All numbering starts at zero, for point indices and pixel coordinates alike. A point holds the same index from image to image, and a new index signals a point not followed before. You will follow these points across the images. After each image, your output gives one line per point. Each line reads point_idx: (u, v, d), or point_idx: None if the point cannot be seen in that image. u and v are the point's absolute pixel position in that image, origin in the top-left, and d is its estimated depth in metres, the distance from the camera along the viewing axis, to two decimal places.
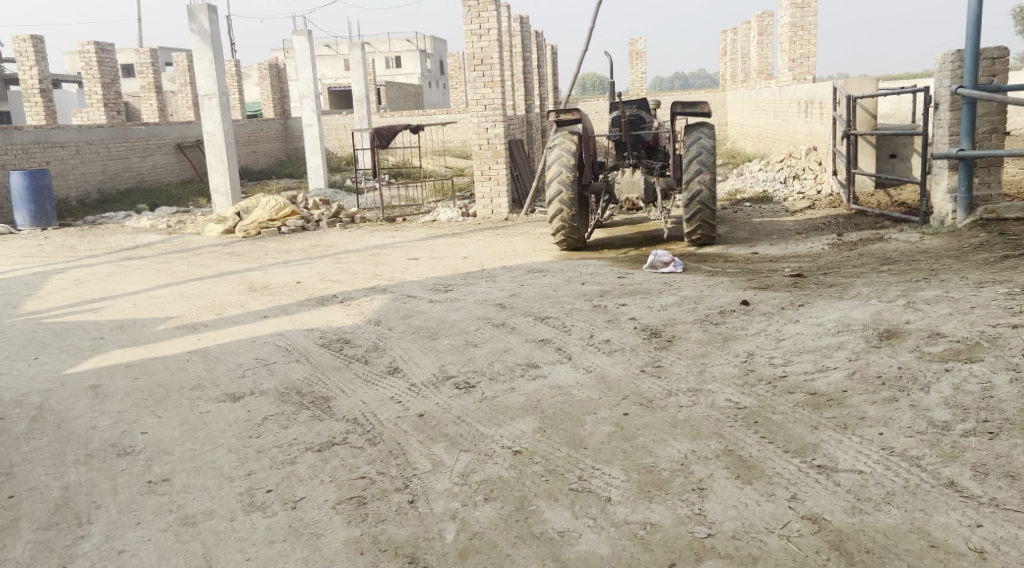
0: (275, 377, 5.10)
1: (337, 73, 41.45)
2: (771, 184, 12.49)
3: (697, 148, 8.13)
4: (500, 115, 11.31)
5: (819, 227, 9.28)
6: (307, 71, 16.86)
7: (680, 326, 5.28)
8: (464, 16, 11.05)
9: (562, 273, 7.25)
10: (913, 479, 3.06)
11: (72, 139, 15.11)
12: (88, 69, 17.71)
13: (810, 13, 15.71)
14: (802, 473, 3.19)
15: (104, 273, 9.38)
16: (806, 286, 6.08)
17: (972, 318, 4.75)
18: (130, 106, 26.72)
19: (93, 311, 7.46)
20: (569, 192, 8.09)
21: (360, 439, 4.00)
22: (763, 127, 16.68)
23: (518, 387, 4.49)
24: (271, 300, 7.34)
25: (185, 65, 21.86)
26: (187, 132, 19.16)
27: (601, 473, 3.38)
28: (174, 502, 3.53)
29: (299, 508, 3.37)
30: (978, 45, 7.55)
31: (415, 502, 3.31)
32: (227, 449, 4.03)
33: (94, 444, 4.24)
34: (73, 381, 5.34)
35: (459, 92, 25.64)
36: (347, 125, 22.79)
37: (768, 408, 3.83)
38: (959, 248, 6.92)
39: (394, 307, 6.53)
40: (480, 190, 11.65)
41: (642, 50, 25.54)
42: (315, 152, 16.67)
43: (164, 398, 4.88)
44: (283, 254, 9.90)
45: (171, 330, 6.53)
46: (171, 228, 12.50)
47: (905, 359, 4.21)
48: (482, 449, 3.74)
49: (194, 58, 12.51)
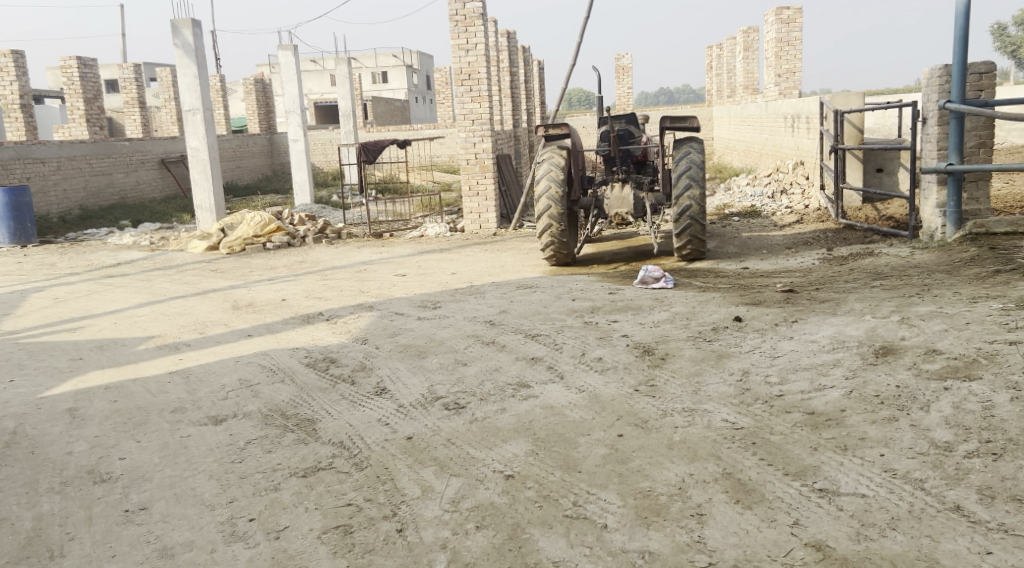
0: (259, 399, 4.97)
1: (323, 88, 41.42)
2: (759, 198, 12.47)
3: (686, 163, 8.07)
4: (487, 130, 11.24)
5: (808, 242, 9.24)
6: (293, 85, 16.75)
7: (673, 343, 5.19)
8: (452, 31, 11.00)
9: (552, 289, 7.17)
10: (918, 503, 2.97)
11: (53, 155, 14.95)
12: (70, 84, 17.55)
13: (796, 28, 15.76)
14: (803, 497, 3.10)
15: (85, 291, 9.22)
16: (798, 302, 6.01)
17: (968, 334, 4.68)
18: (114, 122, 26.57)
19: (72, 331, 7.30)
20: (558, 207, 8.02)
21: (346, 464, 3.88)
22: (750, 141, 16.69)
23: (509, 408, 4.38)
24: (256, 318, 7.21)
25: (170, 81, 21.72)
26: (171, 148, 19.03)
27: (596, 498, 3.28)
28: (152, 533, 3.40)
29: (282, 538, 3.25)
30: (965, 60, 7.53)
31: (403, 531, 3.20)
32: (208, 475, 3.90)
33: (70, 471, 4.10)
34: (49, 404, 5.19)
35: (446, 107, 25.60)
36: (334, 140, 22.68)
37: (766, 429, 3.74)
38: (950, 262, 6.88)
39: (381, 325, 6.41)
40: (469, 205, 11.58)
41: (628, 65, 25.59)
42: (301, 167, 16.55)
43: (143, 421, 4.74)
44: (268, 271, 9.78)
45: (152, 350, 6.38)
46: (154, 244, 12.34)
47: (903, 377, 4.14)
48: (473, 473, 3.63)
49: (178, 72, 12.41)
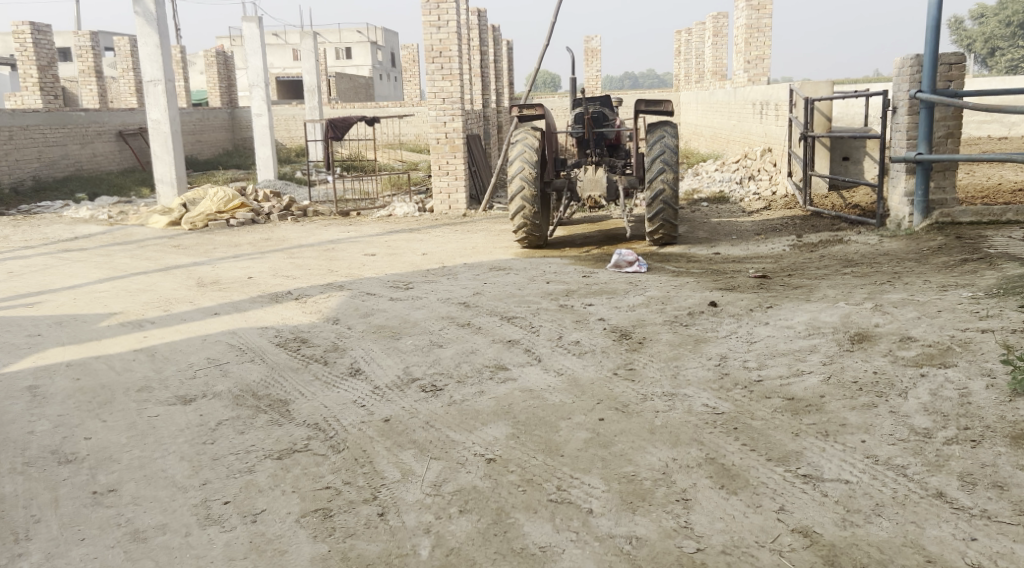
0: (229, 378, 4.86)
1: (286, 63, 40.78)
2: (727, 184, 12.54)
3: (660, 147, 8.06)
4: (458, 109, 11.10)
5: (777, 228, 9.32)
6: (257, 58, 16.39)
7: (649, 327, 5.18)
8: (423, 7, 10.83)
9: (525, 271, 7.12)
10: (902, 489, 2.99)
11: (6, 123, 14.47)
12: (23, 51, 16.98)
13: (766, 15, 15.84)
14: (788, 483, 3.10)
15: (40, 265, 8.94)
16: (772, 288, 6.04)
17: (941, 322, 4.73)
18: (69, 92, 25.87)
19: (29, 306, 7.08)
20: (531, 188, 7.96)
21: (322, 447, 3.80)
22: (717, 127, 16.78)
23: (487, 391, 4.33)
24: (222, 295, 7.06)
25: (128, 50, 21.14)
26: (130, 120, 18.55)
27: (580, 483, 3.25)
28: (123, 515, 3.29)
29: (260, 521, 3.17)
30: (936, 50, 7.61)
31: (385, 515, 3.14)
32: (179, 457, 3.80)
33: (33, 451, 3.96)
34: (8, 381, 5.02)
35: (413, 85, 25.31)
36: (298, 116, 22.31)
37: (747, 414, 3.74)
38: (919, 251, 6.97)
39: (352, 305, 6.31)
40: (438, 185, 11.45)
41: (597, 48, 25.51)
42: (265, 143, 16.24)
43: (109, 400, 4.60)
44: (232, 248, 9.58)
45: (114, 327, 6.20)
46: (113, 219, 12.02)
47: (879, 364, 4.17)
48: (454, 456, 3.58)
49: (139, 41, 12.07)
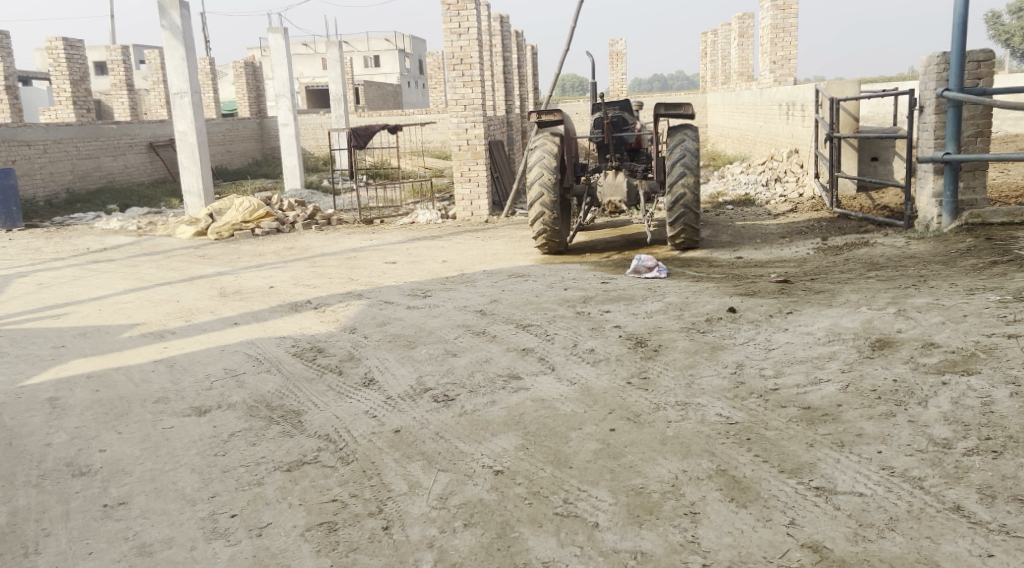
0: (245, 389, 4.87)
1: (315, 72, 41.14)
2: (753, 187, 12.39)
3: (680, 150, 7.98)
4: (479, 115, 11.10)
5: (802, 231, 9.17)
6: (283, 69, 16.53)
7: (666, 334, 5.11)
8: (443, 15, 10.86)
9: (544, 278, 7.07)
10: (917, 503, 2.90)
11: (39, 137, 14.74)
12: (56, 66, 17.28)
13: (791, 14, 15.65)
14: (799, 496, 3.03)
15: (69, 277, 9.07)
16: (793, 292, 5.94)
17: (966, 327, 4.61)
18: (103, 105, 26.35)
19: (56, 318, 7.17)
20: (551, 195, 7.93)
21: (332, 458, 3.79)
22: (744, 129, 16.61)
23: (499, 400, 4.30)
24: (243, 306, 7.10)
25: (158, 63, 21.45)
26: (160, 131, 18.80)
27: (587, 496, 3.20)
28: (131, 529, 3.30)
29: (265, 535, 3.17)
30: (964, 48, 7.44)
31: (389, 529, 3.12)
32: (190, 469, 3.81)
33: (48, 464, 4.00)
34: (29, 393, 5.08)
35: (439, 92, 25.40)
36: (325, 124, 22.49)
37: (761, 424, 3.66)
38: (947, 253, 6.81)
39: (369, 314, 6.31)
40: (460, 191, 11.46)
41: (622, 51, 25.42)
42: (291, 152, 16.37)
43: (125, 412, 4.63)
44: (256, 257, 9.66)
45: (136, 338, 6.26)
46: (141, 229, 12.18)
47: (900, 371, 4.06)
48: (462, 468, 3.54)
49: (166, 55, 12.23)
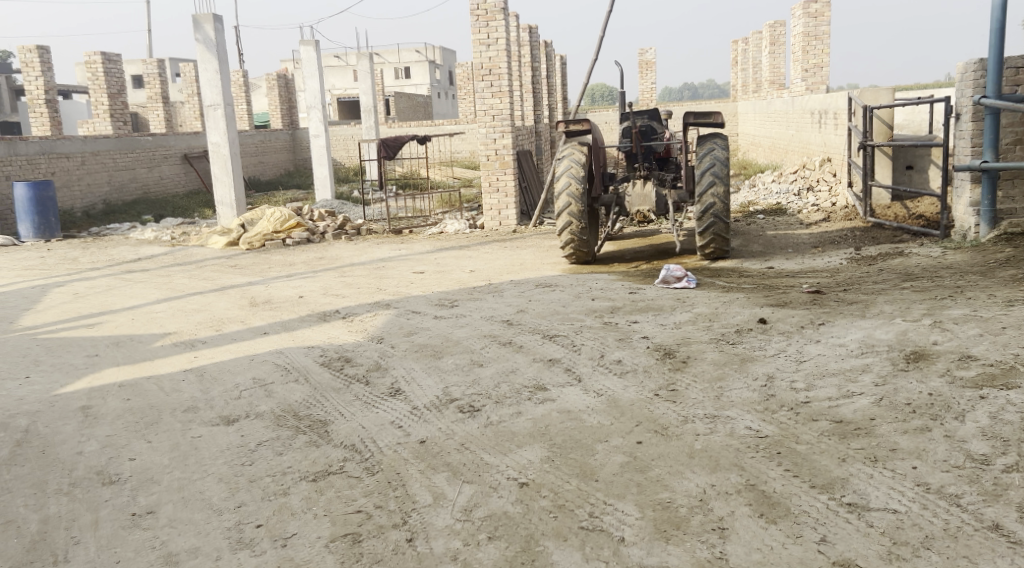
0: (272, 399, 4.89)
1: (347, 83, 41.55)
2: (784, 196, 12.26)
3: (710, 160, 7.92)
4: (508, 126, 11.11)
5: (835, 241, 9.05)
6: (315, 80, 16.69)
7: (695, 345, 5.05)
8: (472, 26, 10.90)
9: (571, 288, 7.04)
10: (954, 521, 2.83)
11: (78, 150, 15.02)
12: (94, 79, 17.60)
13: (824, 22, 15.51)
14: (831, 512, 2.96)
15: (104, 287, 9.21)
16: (826, 303, 5.85)
17: (1004, 339, 4.50)
18: (139, 118, 26.82)
19: (90, 327, 7.27)
20: (578, 204, 7.91)
21: (357, 469, 3.79)
22: (775, 137, 16.46)
23: (525, 411, 4.27)
24: (273, 315, 7.15)
25: (193, 76, 21.76)
26: (194, 143, 19.08)
27: (613, 510, 3.16)
28: (158, 538, 3.32)
29: (290, 546, 3.17)
30: (1001, 54, 7.30)
31: (413, 541, 3.11)
32: (217, 478, 3.82)
33: (79, 472, 4.04)
34: (63, 402, 5.15)
35: (468, 103, 25.51)
36: (355, 135, 22.67)
37: (792, 438, 3.59)
38: (984, 264, 6.67)
39: (397, 324, 6.33)
40: (488, 202, 11.49)
41: (652, 60, 25.35)
42: (322, 163, 16.50)
43: (155, 421, 4.67)
44: (287, 267, 9.73)
45: (168, 347, 6.33)
46: (175, 239, 12.35)
47: (936, 385, 3.96)
48: (487, 480, 3.52)
49: (199, 67, 12.42)
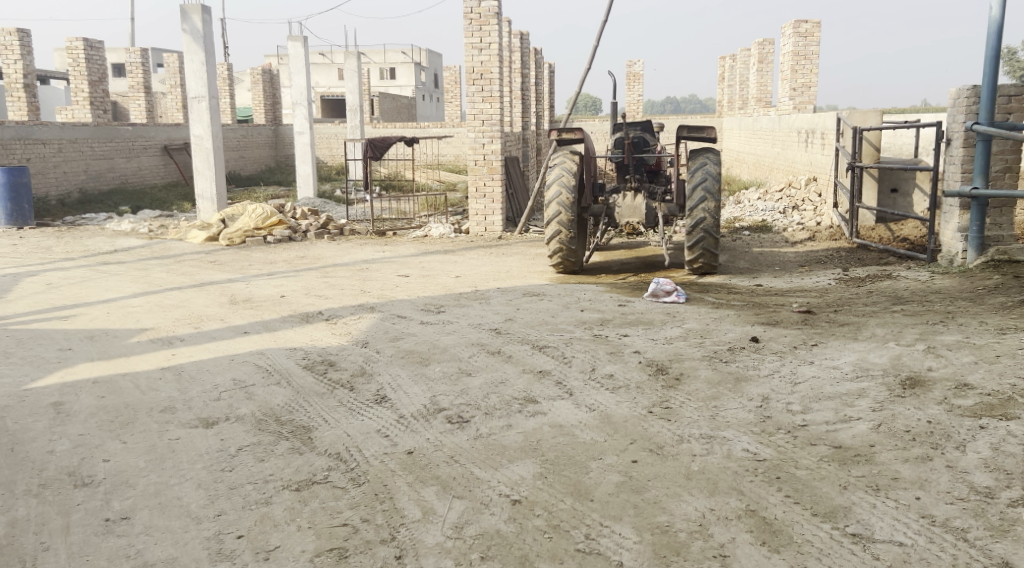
0: (253, 402, 4.74)
1: (331, 82, 41.37)
2: (770, 213, 12.25)
3: (702, 174, 7.86)
4: (497, 131, 11.02)
5: (821, 261, 9.04)
6: (301, 76, 16.49)
7: (687, 362, 4.97)
8: (465, 29, 10.80)
9: (560, 298, 6.95)
10: (962, 557, 2.77)
11: (55, 136, 14.70)
12: (75, 66, 17.27)
13: (813, 42, 15.62)
14: (835, 542, 2.89)
15: (78, 278, 8.97)
16: (817, 324, 5.79)
17: (999, 368, 4.46)
18: (120, 108, 26.49)
19: (63, 319, 7.06)
20: (568, 214, 7.84)
21: (343, 479, 3.65)
22: (760, 154, 16.52)
23: (516, 425, 4.16)
24: (253, 314, 6.98)
25: (176, 67, 21.44)
26: (175, 135, 18.79)
27: (610, 532, 3.06)
28: (133, 547, 3.17)
29: (272, 560, 3.04)
30: (995, 81, 7.32)
31: (402, 559, 2.99)
32: (195, 484, 3.67)
33: (49, 473, 3.87)
34: (33, 397, 4.96)
35: (454, 106, 25.42)
36: (340, 134, 22.49)
37: (791, 462, 3.51)
38: (973, 290, 6.66)
39: (382, 328, 6.19)
40: (474, 207, 11.37)
41: (640, 73, 25.42)
42: (306, 161, 16.30)
43: (130, 420, 4.51)
44: (268, 265, 9.54)
45: (144, 343, 6.15)
46: (153, 232, 12.10)
47: (934, 413, 3.91)
48: (478, 496, 3.41)
49: (185, 58, 12.20)
